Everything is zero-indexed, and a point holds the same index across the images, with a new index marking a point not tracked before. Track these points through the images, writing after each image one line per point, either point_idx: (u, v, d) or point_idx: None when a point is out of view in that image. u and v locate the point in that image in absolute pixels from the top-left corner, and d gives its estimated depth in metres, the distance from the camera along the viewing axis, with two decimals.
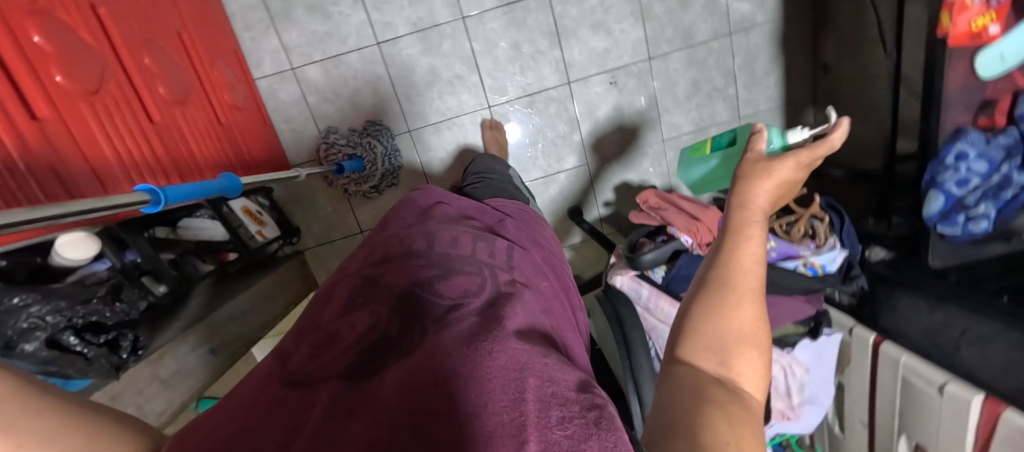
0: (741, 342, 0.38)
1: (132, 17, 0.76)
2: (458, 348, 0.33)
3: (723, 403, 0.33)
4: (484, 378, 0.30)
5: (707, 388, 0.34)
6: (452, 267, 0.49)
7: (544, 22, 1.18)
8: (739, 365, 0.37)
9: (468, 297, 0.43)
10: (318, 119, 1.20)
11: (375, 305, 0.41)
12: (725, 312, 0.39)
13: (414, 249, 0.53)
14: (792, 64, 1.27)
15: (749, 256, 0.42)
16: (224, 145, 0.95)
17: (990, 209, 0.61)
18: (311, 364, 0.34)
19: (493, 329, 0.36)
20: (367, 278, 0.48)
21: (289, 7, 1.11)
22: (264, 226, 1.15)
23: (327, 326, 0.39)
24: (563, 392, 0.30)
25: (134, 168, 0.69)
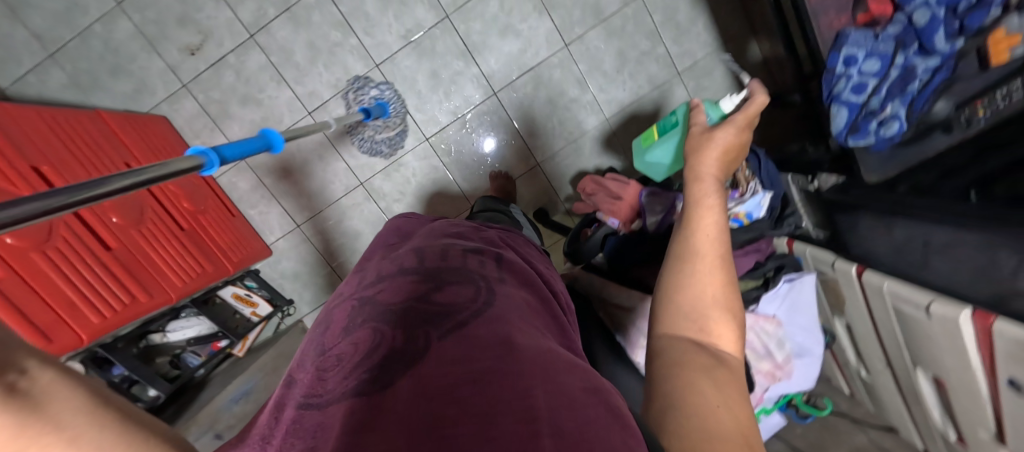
0: (714, 307, 0.41)
1: (77, 165, 0.87)
2: (471, 357, 0.30)
3: (707, 369, 0.36)
4: (505, 375, 0.28)
5: (691, 358, 0.37)
6: (448, 274, 0.44)
7: (452, 44, 1.20)
8: (716, 330, 0.40)
9: (462, 303, 0.39)
10: (278, 197, 1.28)
11: (376, 321, 0.37)
12: (695, 282, 0.42)
13: (408, 265, 0.48)
14: (716, 3, 1.20)
15: (708, 226, 0.46)
16: (192, 250, 1.03)
17: (898, 108, 0.59)
18: (318, 388, 0.31)
19: (496, 334, 0.33)
20: (362, 301, 0.43)
21: (225, 106, 1.21)
22: (257, 306, 1.25)
23: (330, 351, 0.36)
24: (569, 384, 0.28)
25: (99, 301, 0.78)
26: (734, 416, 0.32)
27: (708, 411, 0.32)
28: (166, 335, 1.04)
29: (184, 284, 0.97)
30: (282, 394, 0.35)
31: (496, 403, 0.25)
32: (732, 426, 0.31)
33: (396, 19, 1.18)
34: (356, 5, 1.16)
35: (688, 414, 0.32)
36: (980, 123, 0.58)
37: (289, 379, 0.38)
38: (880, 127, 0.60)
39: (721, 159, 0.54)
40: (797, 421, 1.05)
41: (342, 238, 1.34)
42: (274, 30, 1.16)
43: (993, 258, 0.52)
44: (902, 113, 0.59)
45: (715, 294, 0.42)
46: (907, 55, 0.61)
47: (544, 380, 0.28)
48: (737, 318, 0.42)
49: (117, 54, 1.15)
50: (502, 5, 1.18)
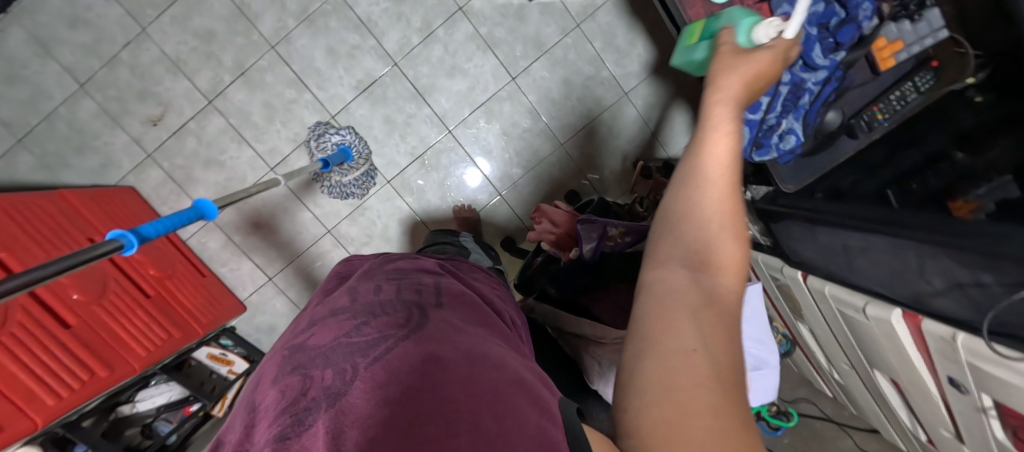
0: (720, 230, 0.29)
1: (38, 248, 0.89)
2: (403, 388, 0.29)
3: (695, 307, 0.25)
4: (429, 391, 0.28)
5: (680, 287, 0.27)
6: (386, 303, 0.41)
7: (403, 89, 1.25)
8: (717, 257, 0.28)
9: (389, 331, 0.36)
10: (248, 253, 1.30)
11: (309, 364, 0.33)
12: (694, 200, 0.30)
13: (338, 304, 0.42)
14: (651, 24, 1.25)
15: (722, 136, 0.32)
16: (158, 317, 1.03)
17: (793, 123, 0.62)
18: (246, 443, 0.28)
19: (426, 354, 0.32)
20: (292, 348, 0.37)
21: (189, 171, 1.25)
22: (233, 363, 1.26)
23: (257, 410, 0.32)
24: (495, 383, 0.29)
25: (59, 381, 0.79)
26: (717, 365, 0.22)
27: (679, 360, 0.22)
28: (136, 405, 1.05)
29: (145, 353, 0.97)
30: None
31: (418, 414, 0.25)
32: (709, 382, 0.21)
33: (347, 71, 1.23)
34: (307, 63, 1.21)
35: (657, 372, 0.22)
36: (881, 125, 0.61)
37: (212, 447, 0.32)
38: (780, 142, 0.63)
39: (747, 79, 0.37)
40: (771, 434, 1.02)
41: (314, 287, 1.34)
42: (231, 94, 1.21)
43: (902, 257, 0.53)
44: (796, 128, 0.62)
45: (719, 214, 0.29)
46: (794, 72, 0.60)
47: (466, 387, 0.28)
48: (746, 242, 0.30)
49: (82, 132, 1.19)
50: (446, 48, 1.23)
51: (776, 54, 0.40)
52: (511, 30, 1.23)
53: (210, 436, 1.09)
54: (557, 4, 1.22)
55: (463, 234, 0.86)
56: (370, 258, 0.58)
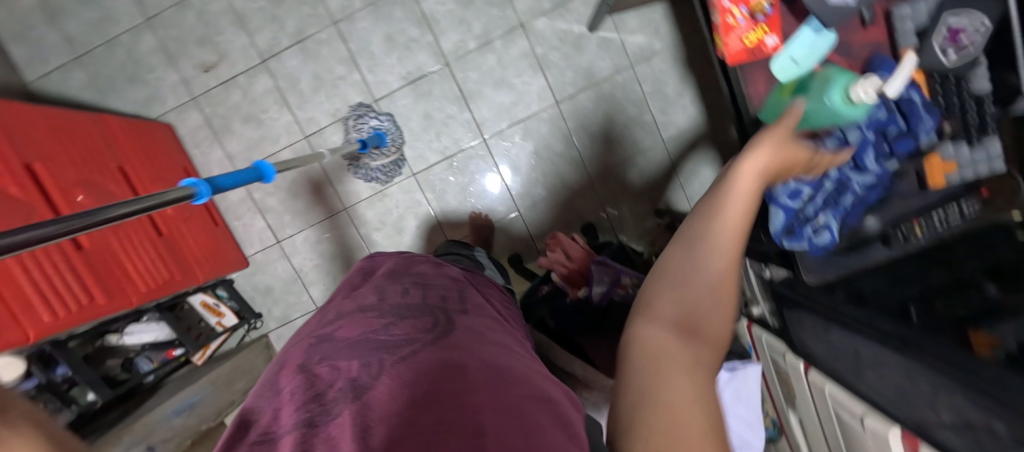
0: (720, 289, 0.28)
1: (69, 166, 0.92)
2: (427, 391, 0.28)
3: (692, 376, 0.23)
4: (454, 400, 0.27)
5: (672, 360, 0.24)
6: (414, 306, 0.41)
7: (449, 90, 1.27)
8: (711, 317, 0.27)
9: (417, 334, 0.36)
10: (264, 212, 1.32)
11: (334, 356, 0.34)
12: (704, 256, 0.28)
13: (365, 302, 0.42)
14: (704, 80, 1.26)
15: (737, 195, 0.32)
16: (164, 257, 1.04)
17: (831, 219, 0.60)
18: (273, 423, 0.28)
19: (450, 363, 0.32)
20: (318, 338, 0.38)
21: (227, 122, 1.28)
22: (223, 316, 1.25)
23: (281, 390, 0.32)
24: (524, 404, 0.28)
25: (58, 299, 0.80)
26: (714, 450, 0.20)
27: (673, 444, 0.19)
28: (123, 337, 1.05)
29: (145, 289, 0.98)
30: (234, 434, 0.29)
31: (441, 420, 0.25)
32: None
33: (399, 61, 1.25)
34: (364, 45, 1.24)
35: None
36: (919, 241, 0.61)
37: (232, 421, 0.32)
38: (814, 235, 0.60)
39: (780, 153, 0.42)
40: None
41: (317, 259, 1.35)
42: (285, 59, 1.25)
43: (914, 382, 0.52)
44: (833, 224, 0.59)
45: (725, 280, 0.28)
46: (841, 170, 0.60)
47: (492, 398, 0.28)
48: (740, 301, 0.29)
49: (138, 64, 1.23)
50: (499, 60, 1.25)
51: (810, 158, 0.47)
52: (566, 56, 1.25)
53: (185, 382, 1.09)
54: (616, 41, 1.24)
55: (478, 247, 0.87)
56: (393, 256, 0.58)
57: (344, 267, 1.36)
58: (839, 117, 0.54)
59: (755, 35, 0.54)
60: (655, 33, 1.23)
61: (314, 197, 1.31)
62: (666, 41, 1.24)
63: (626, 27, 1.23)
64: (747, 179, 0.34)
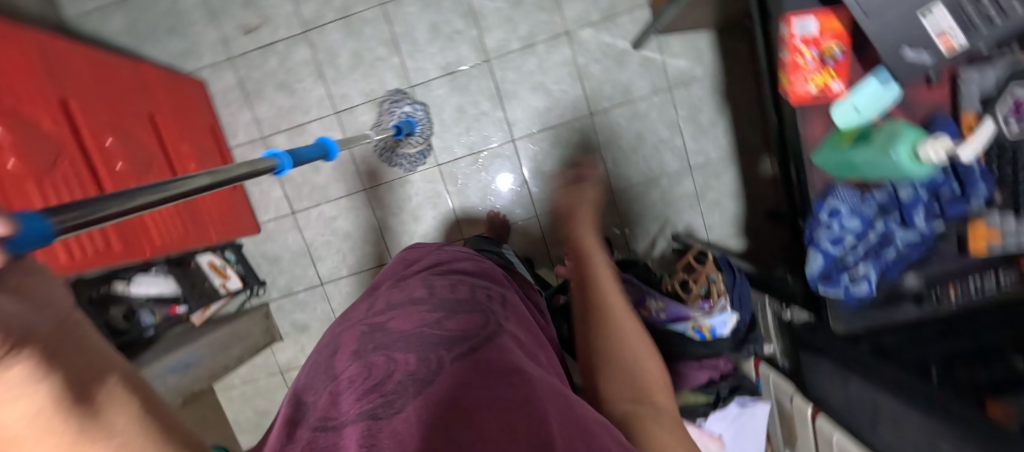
0: (636, 360, 0.45)
1: (102, 109, 0.91)
2: (489, 389, 0.31)
3: (657, 427, 0.40)
4: (519, 404, 0.30)
5: (641, 416, 0.41)
6: (464, 304, 0.44)
7: (486, 86, 1.27)
8: (641, 379, 0.44)
9: (473, 331, 0.39)
10: (284, 181, 1.32)
11: (390, 346, 0.37)
12: (616, 341, 0.46)
13: (417, 294, 0.46)
14: (739, 113, 1.26)
15: (605, 287, 0.53)
16: (181, 213, 1.04)
17: (870, 271, 0.59)
18: (333, 410, 0.30)
19: (511, 367, 0.34)
20: (371, 327, 0.42)
21: (260, 86, 1.28)
22: (227, 279, 1.24)
23: (339, 374, 0.35)
24: (579, 422, 0.30)
25: (80, 243, 0.79)
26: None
27: None
28: (130, 287, 1.02)
29: (160, 242, 0.98)
30: (293, 414, 0.33)
31: (509, 423, 0.28)
32: None
33: (440, 51, 1.25)
34: (408, 30, 1.24)
35: None
36: (950, 304, 0.60)
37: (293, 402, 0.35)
38: (850, 284, 0.59)
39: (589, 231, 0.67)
40: None
41: (330, 235, 1.34)
42: (327, 33, 1.25)
43: (935, 442, 0.55)
44: (872, 276, 0.58)
45: (634, 347, 0.46)
46: (887, 222, 0.57)
47: (557, 412, 0.31)
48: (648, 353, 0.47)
49: (180, 16, 1.23)
50: (540, 64, 1.25)
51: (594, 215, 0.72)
52: (606, 70, 1.25)
53: (181, 341, 1.08)
54: (658, 62, 1.24)
55: (504, 246, 0.87)
56: (429, 251, 0.61)
57: (356, 247, 1.35)
58: (899, 172, 0.53)
59: (821, 78, 0.55)
60: (698, 59, 1.23)
61: (336, 174, 1.31)
62: (707, 69, 1.24)
63: (670, 50, 1.23)
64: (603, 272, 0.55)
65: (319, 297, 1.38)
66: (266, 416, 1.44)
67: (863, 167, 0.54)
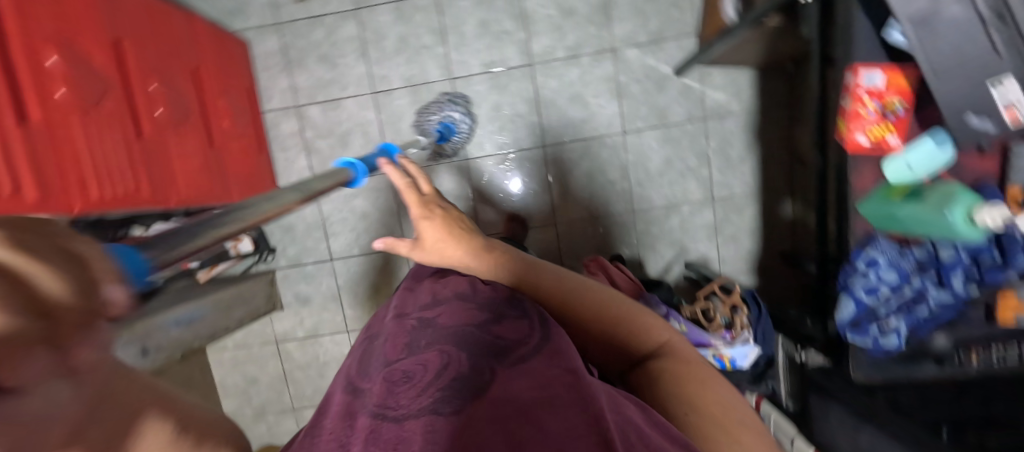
0: (630, 322, 0.53)
1: (152, 54, 0.91)
2: (539, 393, 0.39)
3: (683, 370, 0.48)
4: (561, 405, 0.38)
5: (666, 365, 0.49)
6: (505, 304, 0.52)
7: (525, 89, 1.28)
8: (642, 335, 0.52)
9: (523, 336, 0.47)
10: (310, 152, 1.32)
11: (441, 345, 0.45)
12: (608, 318, 0.53)
13: (460, 292, 0.54)
14: (769, 153, 1.28)
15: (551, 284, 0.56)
16: (208, 168, 1.03)
17: (901, 323, 0.67)
18: (394, 401, 0.39)
19: (557, 371, 0.42)
20: (422, 323, 0.50)
21: (303, 56, 1.28)
22: (240, 241, 1.22)
23: (397, 366, 0.44)
24: (633, 420, 0.38)
25: (115, 183, 0.78)
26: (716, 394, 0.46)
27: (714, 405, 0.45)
28: (148, 233, 1.00)
29: (188, 194, 0.97)
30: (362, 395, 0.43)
31: (559, 421, 0.36)
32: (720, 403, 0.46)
33: (486, 48, 1.26)
34: (457, 23, 1.25)
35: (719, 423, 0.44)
36: (972, 368, 0.66)
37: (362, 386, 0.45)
38: (880, 334, 0.68)
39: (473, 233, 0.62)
40: None
41: (348, 213, 1.35)
42: (378, 13, 1.26)
43: None
44: (899, 328, 0.67)
45: (619, 314, 0.53)
46: (921, 280, 0.66)
47: (610, 411, 0.38)
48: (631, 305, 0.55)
49: None
50: (582, 76, 1.27)
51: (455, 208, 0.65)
52: (645, 91, 1.27)
53: (186, 296, 1.07)
54: (697, 91, 1.26)
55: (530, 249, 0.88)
56: None
57: (372, 228, 1.36)
58: (947, 231, 0.64)
59: (879, 131, 0.64)
60: (736, 94, 1.26)
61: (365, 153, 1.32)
62: (744, 106, 1.26)
63: (710, 81, 1.25)
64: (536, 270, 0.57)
65: (327, 272, 1.37)
66: (254, 385, 1.43)
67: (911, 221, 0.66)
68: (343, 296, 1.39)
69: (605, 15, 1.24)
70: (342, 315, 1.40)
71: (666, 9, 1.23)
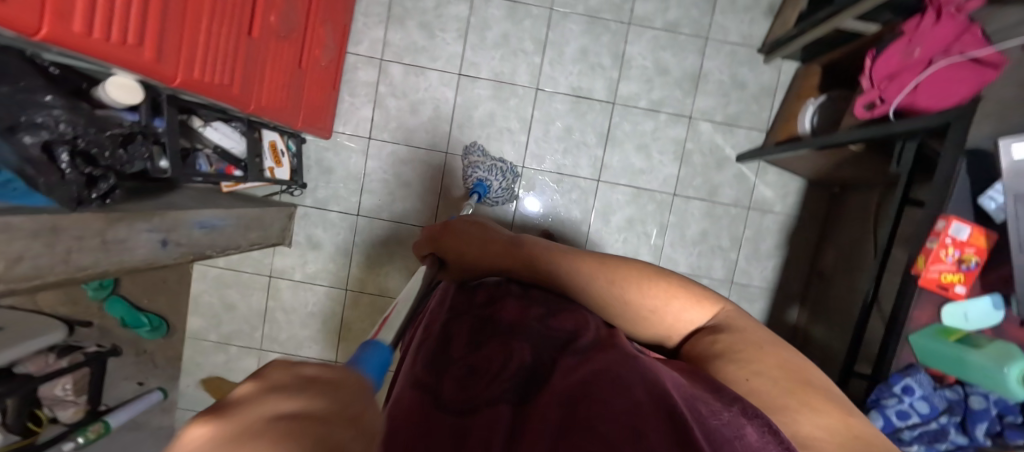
0: (664, 300, 0.48)
1: None
2: (602, 366, 0.37)
3: (733, 336, 0.43)
4: (626, 379, 0.35)
5: (721, 338, 0.43)
6: (564, 301, 0.52)
7: (600, 123, 1.33)
8: (684, 313, 0.48)
9: (582, 330, 0.45)
10: (377, 107, 1.32)
11: (505, 337, 0.43)
12: (637, 300, 0.49)
13: (517, 292, 0.53)
14: (793, 258, 1.36)
15: (569, 273, 0.53)
16: (287, 86, 1.01)
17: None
18: (468, 397, 0.35)
19: (616, 351, 0.40)
20: (482, 318, 0.48)
21: (405, 16, 1.30)
22: (279, 167, 1.18)
23: (460, 360, 0.40)
24: (704, 396, 0.35)
25: (212, 69, 0.75)
26: (781, 360, 0.40)
27: (774, 371, 0.39)
28: (205, 127, 0.94)
29: (263, 105, 0.94)
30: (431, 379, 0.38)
31: (633, 397, 0.33)
32: (775, 365, 0.39)
33: (578, 73, 1.31)
34: (560, 41, 1.30)
35: (792, 395, 0.36)
36: None
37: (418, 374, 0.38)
38: None
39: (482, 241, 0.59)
40: None
41: (391, 176, 1.33)
42: (491, 5, 1.29)
43: None
44: None
45: (652, 292, 0.49)
46: (950, 420, 0.61)
47: (675, 385, 0.35)
48: (662, 277, 0.50)
49: None
50: (654, 130, 1.33)
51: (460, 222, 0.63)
52: (705, 165, 1.34)
53: (213, 203, 1.02)
54: (750, 181, 1.34)
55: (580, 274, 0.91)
56: None
57: (409, 198, 1.34)
58: (1001, 387, 0.58)
59: (951, 276, 0.62)
60: (782, 196, 1.34)
61: (430, 127, 1.33)
62: (785, 209, 1.35)
63: (764, 177, 1.34)
64: (547, 264, 0.54)
65: (349, 226, 1.34)
66: (229, 312, 1.36)
67: (963, 364, 0.60)
68: (355, 254, 1.35)
69: (693, 85, 1.32)
70: (347, 271, 1.36)
71: (748, 100, 1.32)
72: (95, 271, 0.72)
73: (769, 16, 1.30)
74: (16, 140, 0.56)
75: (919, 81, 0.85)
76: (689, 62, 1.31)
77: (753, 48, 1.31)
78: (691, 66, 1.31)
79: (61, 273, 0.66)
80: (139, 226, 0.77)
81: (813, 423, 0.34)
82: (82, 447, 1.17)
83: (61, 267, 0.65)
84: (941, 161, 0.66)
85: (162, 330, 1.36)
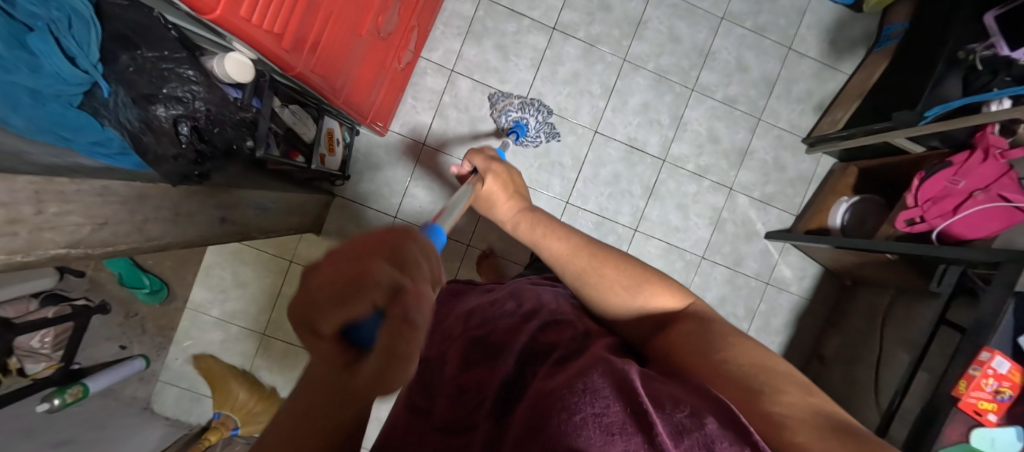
0: (650, 298, 0.59)
1: None
2: (568, 376, 0.40)
3: (700, 324, 0.54)
4: (581, 381, 0.38)
5: (692, 329, 0.53)
6: (553, 309, 0.59)
7: (647, 175, 1.37)
8: (659, 306, 0.59)
9: (562, 342, 0.50)
10: (438, 115, 1.32)
11: (484, 359, 0.48)
12: (631, 298, 0.59)
13: (506, 310, 0.58)
14: (798, 338, 1.43)
15: (585, 263, 0.62)
16: (369, 85, 1.00)
17: None
18: (456, 422, 0.39)
19: (590, 361, 0.43)
20: (474, 340, 0.52)
21: (484, 34, 1.31)
22: (331, 155, 1.15)
23: (455, 380, 0.45)
24: (663, 397, 0.39)
25: (321, 64, 0.74)
26: (743, 341, 0.50)
27: (746, 347, 0.49)
28: (282, 110, 0.92)
29: (348, 102, 0.92)
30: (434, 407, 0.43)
31: (590, 392, 0.36)
32: (749, 351, 0.48)
33: (637, 125, 1.36)
34: (626, 92, 1.35)
35: (756, 366, 0.46)
36: None
37: (419, 407, 0.45)
38: None
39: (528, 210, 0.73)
40: None
41: (436, 185, 1.32)
42: (568, 43, 1.33)
43: None
44: None
45: (643, 288, 0.59)
46: None
47: (627, 383, 0.38)
48: (648, 276, 0.60)
49: None
50: (696, 192, 1.39)
51: (511, 189, 0.76)
52: (737, 236, 1.40)
53: (270, 180, 0.98)
54: (773, 259, 1.41)
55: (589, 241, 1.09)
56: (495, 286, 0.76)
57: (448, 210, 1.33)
58: None
59: (986, 404, 0.68)
60: (798, 278, 1.42)
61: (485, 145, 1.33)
62: (798, 291, 1.42)
63: (786, 257, 1.42)
64: (569, 246, 0.65)
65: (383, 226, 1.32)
66: (240, 289, 1.31)
67: None
68: None
69: (739, 159, 1.39)
70: None
71: (785, 184, 1.40)
72: (160, 243, 0.68)
73: (818, 111, 1.39)
74: (149, 112, 0.59)
75: (961, 210, 0.94)
76: (739, 137, 1.38)
77: (798, 137, 1.40)
78: (740, 141, 1.38)
79: (136, 244, 0.62)
80: (209, 202, 0.74)
81: (802, 398, 0.42)
82: (57, 411, 1.06)
83: (134, 236, 0.60)
84: (988, 297, 0.73)
85: (161, 295, 1.29)
